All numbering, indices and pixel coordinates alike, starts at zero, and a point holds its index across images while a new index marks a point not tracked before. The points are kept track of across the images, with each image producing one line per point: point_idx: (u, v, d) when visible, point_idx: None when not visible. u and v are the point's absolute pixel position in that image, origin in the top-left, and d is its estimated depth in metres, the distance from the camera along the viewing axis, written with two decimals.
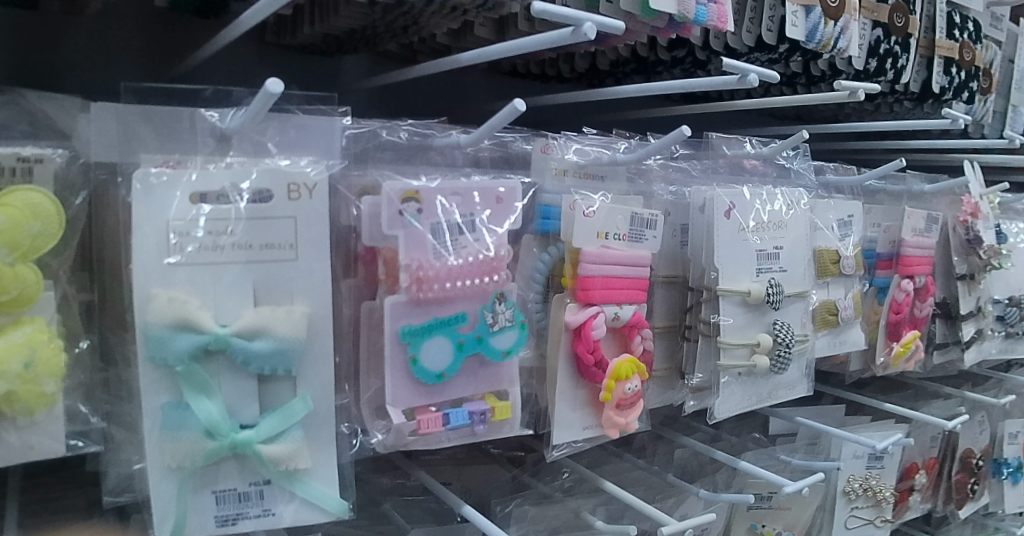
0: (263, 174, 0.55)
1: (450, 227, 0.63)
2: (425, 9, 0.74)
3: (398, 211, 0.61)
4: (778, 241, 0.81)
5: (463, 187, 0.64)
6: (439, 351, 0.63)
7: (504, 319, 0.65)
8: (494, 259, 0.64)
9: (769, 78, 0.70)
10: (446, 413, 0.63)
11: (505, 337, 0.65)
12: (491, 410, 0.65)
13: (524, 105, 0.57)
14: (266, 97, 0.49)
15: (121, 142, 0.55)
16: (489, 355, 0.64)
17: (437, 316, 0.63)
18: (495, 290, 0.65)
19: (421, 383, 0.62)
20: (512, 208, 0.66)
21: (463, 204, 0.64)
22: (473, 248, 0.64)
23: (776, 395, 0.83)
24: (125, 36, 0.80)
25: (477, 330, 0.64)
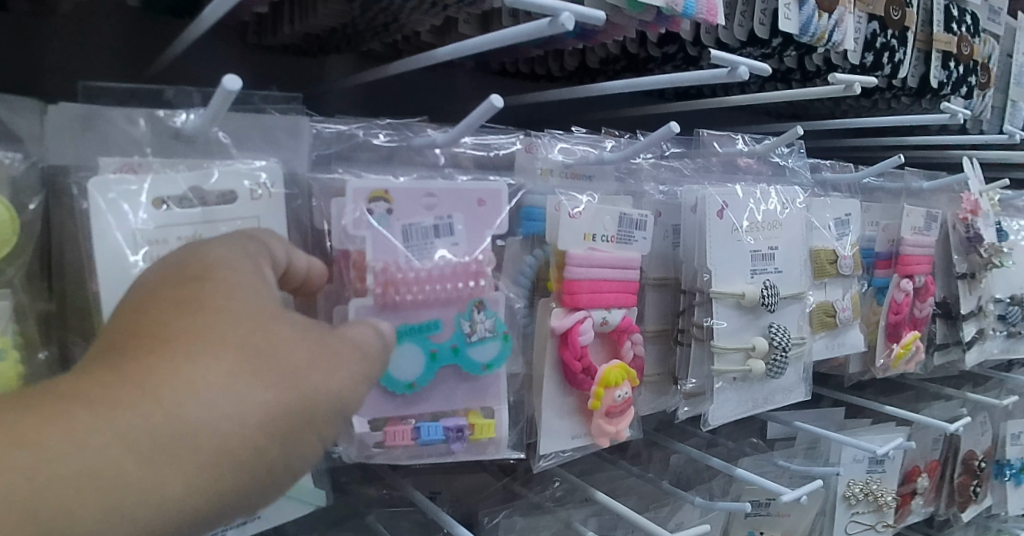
0: (224, 174, 0.54)
1: (422, 230, 0.61)
2: (404, 5, 0.72)
3: (365, 211, 0.59)
4: (773, 241, 0.79)
5: (443, 189, 0.62)
6: (410, 361, 0.60)
7: (484, 330, 0.62)
8: (473, 263, 0.62)
9: (760, 71, 0.68)
10: (419, 427, 0.61)
11: (486, 349, 0.62)
12: (470, 427, 0.63)
13: (502, 102, 0.55)
14: (224, 94, 0.47)
15: (75, 145, 0.52)
16: (466, 366, 0.62)
17: (410, 322, 0.60)
18: (474, 297, 0.62)
19: (392, 392, 0.60)
20: (493, 213, 0.64)
21: (440, 207, 0.62)
22: (447, 252, 0.61)
23: (772, 400, 0.80)
24: (99, 37, 0.77)
25: (453, 340, 0.61)
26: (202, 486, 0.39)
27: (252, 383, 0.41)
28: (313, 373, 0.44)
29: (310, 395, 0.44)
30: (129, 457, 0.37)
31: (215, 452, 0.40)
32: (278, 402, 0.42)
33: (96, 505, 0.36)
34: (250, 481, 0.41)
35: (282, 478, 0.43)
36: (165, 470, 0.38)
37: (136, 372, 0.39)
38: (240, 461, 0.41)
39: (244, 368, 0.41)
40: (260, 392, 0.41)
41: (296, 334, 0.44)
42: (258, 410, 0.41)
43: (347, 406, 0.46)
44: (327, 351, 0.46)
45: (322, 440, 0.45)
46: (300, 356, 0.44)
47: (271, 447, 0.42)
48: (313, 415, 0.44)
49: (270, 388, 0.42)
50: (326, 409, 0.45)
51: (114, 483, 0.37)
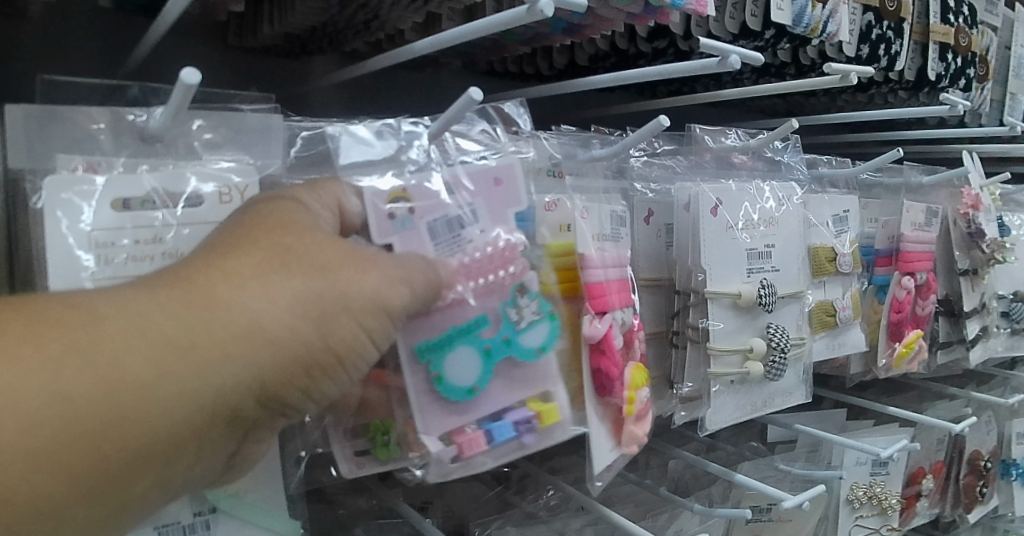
0: (189, 177, 0.52)
1: (449, 221, 0.56)
2: (384, 0, 0.69)
3: (387, 215, 0.55)
4: (769, 239, 0.76)
5: (457, 174, 0.58)
6: (463, 362, 0.56)
7: (535, 312, 0.58)
8: (507, 247, 0.57)
9: (752, 60, 0.66)
10: (489, 430, 0.57)
11: (535, 332, 0.58)
12: (538, 415, 0.58)
13: (481, 93, 0.53)
14: (183, 90, 0.46)
15: (29, 145, 0.50)
16: (525, 356, 0.57)
17: (454, 325, 0.56)
18: (517, 281, 0.58)
19: (452, 402, 0.56)
20: (515, 189, 0.59)
21: (456, 193, 0.57)
22: (479, 241, 0.57)
23: (772, 403, 0.77)
24: (71, 42, 0.75)
25: (503, 331, 0.57)
26: (239, 359, 0.43)
27: (290, 277, 0.45)
28: (343, 267, 0.47)
29: (351, 293, 0.46)
30: (172, 329, 0.41)
31: (259, 336, 0.43)
32: (311, 287, 0.45)
33: (141, 367, 0.40)
34: (295, 370, 0.45)
35: (325, 366, 0.46)
36: (207, 340, 0.42)
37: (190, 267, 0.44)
38: (279, 339, 0.44)
39: (278, 259, 0.45)
40: (297, 288, 0.44)
41: (335, 242, 0.47)
42: (295, 301, 0.44)
43: (396, 314, 0.49)
44: (372, 260, 0.48)
45: (371, 343, 0.48)
46: (340, 264, 0.47)
47: (309, 331, 0.45)
48: (355, 315, 0.46)
49: (309, 282, 0.45)
50: (367, 303, 0.47)
51: (157, 347, 0.41)
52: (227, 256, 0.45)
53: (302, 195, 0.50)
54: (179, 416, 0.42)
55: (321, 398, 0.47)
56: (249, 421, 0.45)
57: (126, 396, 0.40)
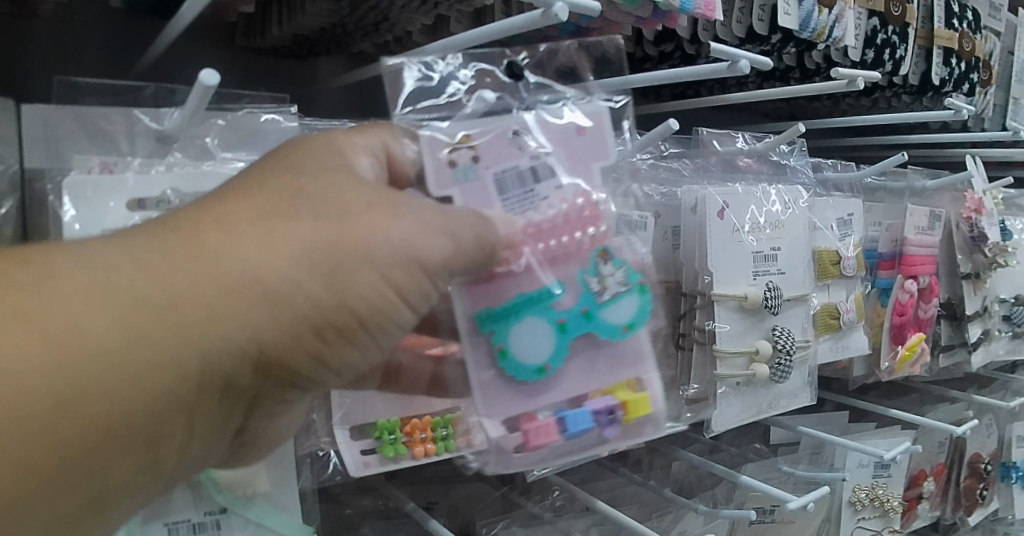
0: (204, 178, 0.52)
1: (521, 175, 0.54)
2: (395, 3, 0.69)
3: (448, 163, 0.53)
4: (775, 242, 0.77)
5: (529, 120, 0.55)
6: (534, 338, 0.53)
7: (620, 283, 0.55)
8: (587, 207, 0.55)
9: (761, 66, 0.67)
10: (563, 418, 0.54)
11: (619, 307, 0.55)
12: (619, 407, 0.55)
13: (494, 95, 0.56)
14: (201, 91, 0.47)
15: (49, 146, 0.51)
16: (605, 332, 0.54)
17: (527, 293, 0.53)
18: (599, 246, 0.55)
19: (519, 382, 0.53)
20: (596, 136, 0.57)
21: (529, 146, 0.55)
22: (556, 197, 0.54)
23: (777, 405, 0.78)
24: (83, 42, 0.75)
25: (582, 303, 0.54)
26: (230, 316, 0.42)
27: (298, 227, 0.43)
28: (360, 215, 0.45)
29: (371, 243, 0.45)
30: (155, 289, 0.40)
31: (264, 292, 0.42)
32: (320, 236, 0.43)
33: (120, 329, 0.39)
34: (306, 327, 0.44)
35: (334, 319, 0.45)
36: (194, 299, 0.41)
37: (190, 222, 0.43)
38: (280, 293, 0.43)
39: (282, 210, 0.44)
40: (306, 239, 0.43)
41: (354, 186, 0.46)
42: (304, 253, 0.43)
43: (428, 267, 0.47)
44: (398, 206, 0.46)
45: (398, 298, 0.47)
46: (359, 212, 0.45)
47: (317, 284, 0.43)
48: (375, 266, 0.45)
49: (319, 232, 0.44)
50: (388, 252, 0.45)
51: (139, 308, 0.40)
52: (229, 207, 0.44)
53: (326, 142, 0.48)
54: (167, 377, 0.41)
55: (343, 356, 0.47)
56: (266, 378, 0.45)
57: (104, 359, 0.39)
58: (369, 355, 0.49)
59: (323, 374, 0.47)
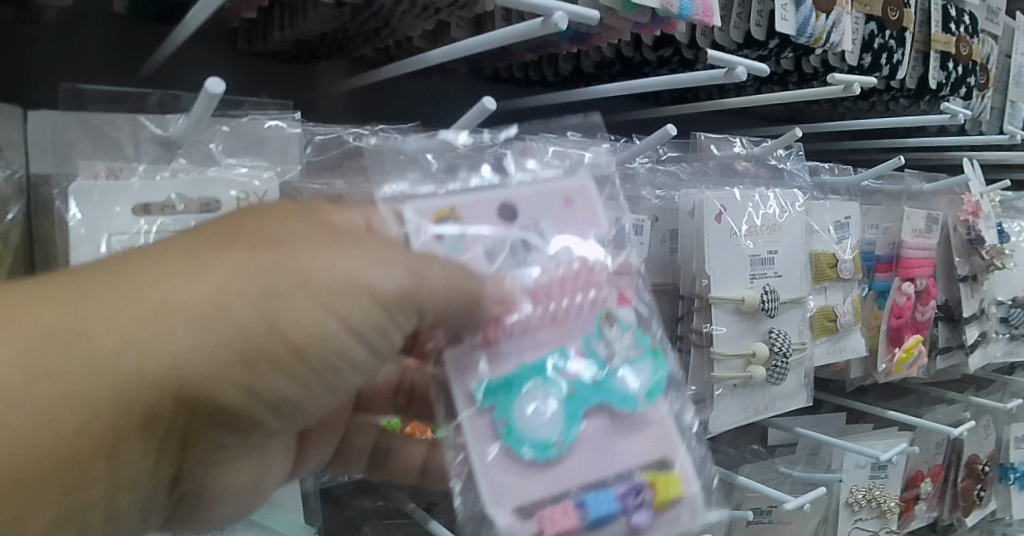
0: (209, 183, 0.53)
1: (512, 244, 0.56)
2: (396, 8, 0.70)
3: (437, 236, 0.54)
4: (772, 245, 0.77)
5: (518, 195, 0.57)
6: (542, 409, 0.53)
7: (625, 345, 0.57)
8: (586, 271, 0.57)
9: (757, 71, 0.68)
10: (585, 501, 0.53)
11: (625, 375, 0.56)
12: (647, 488, 0.55)
13: (493, 104, 0.56)
14: (207, 98, 0.47)
15: (56, 152, 0.51)
16: (616, 398, 0.55)
17: (533, 365, 0.54)
18: (601, 309, 0.57)
19: (528, 458, 0.53)
20: (585, 206, 0.60)
21: (516, 217, 0.57)
22: (553, 262, 0.56)
23: (774, 407, 0.79)
24: (87, 47, 0.76)
25: (589, 372, 0.55)
26: (149, 344, 0.41)
27: (235, 254, 0.43)
28: (300, 246, 0.45)
29: (312, 269, 0.44)
30: (70, 316, 0.40)
31: (196, 319, 0.42)
32: (253, 264, 0.43)
33: (29, 355, 0.39)
34: (243, 357, 0.44)
35: (269, 350, 0.44)
36: (110, 327, 0.40)
37: (130, 256, 0.43)
38: (207, 322, 0.42)
39: (217, 242, 0.44)
40: (245, 267, 0.43)
41: (298, 222, 0.46)
42: (240, 280, 0.43)
43: (381, 301, 0.46)
44: (342, 239, 0.46)
45: (347, 331, 0.46)
46: (303, 242, 0.45)
47: (249, 314, 0.43)
48: (317, 295, 0.45)
49: (257, 258, 0.44)
50: (331, 283, 0.45)
51: (52, 335, 0.39)
52: (164, 243, 0.44)
53: (288, 202, 0.49)
54: (81, 406, 0.40)
55: (284, 389, 0.46)
56: (200, 411, 0.45)
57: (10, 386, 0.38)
58: (321, 395, 0.48)
59: (262, 408, 0.46)
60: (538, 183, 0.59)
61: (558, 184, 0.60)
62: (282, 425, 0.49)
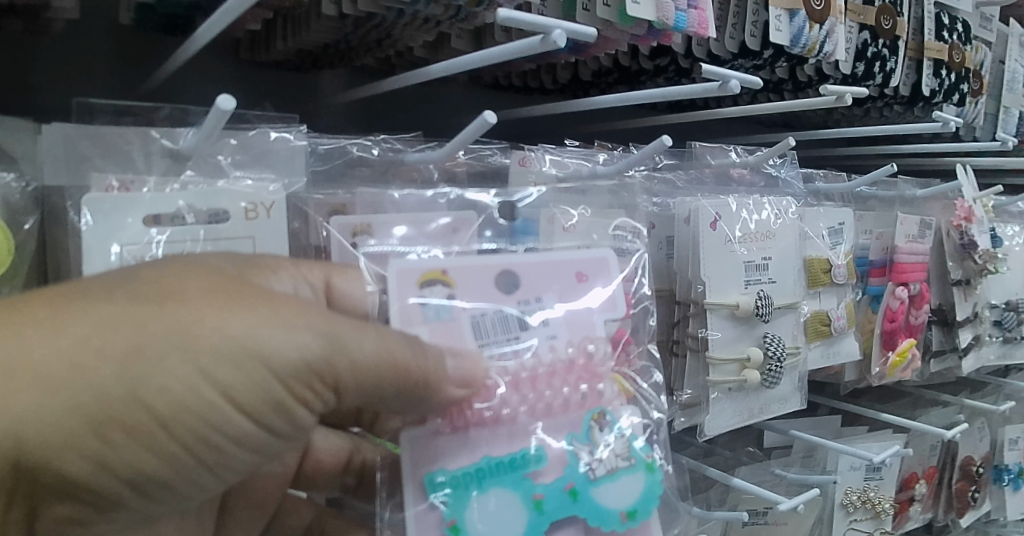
0: (217, 194, 0.54)
1: (500, 318, 0.56)
2: (397, 21, 0.71)
3: (420, 303, 0.55)
4: (766, 252, 0.79)
5: (519, 265, 0.58)
6: (499, 509, 0.54)
7: (614, 455, 0.57)
8: (583, 361, 0.58)
9: (751, 84, 0.70)
10: None
11: (605, 489, 0.56)
12: None
13: (495, 117, 0.58)
14: (219, 115, 0.49)
15: (69, 164, 0.53)
16: (590, 512, 0.55)
17: (503, 463, 0.55)
18: (592, 407, 0.58)
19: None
20: (599, 282, 0.61)
21: (516, 288, 0.58)
22: (548, 348, 0.57)
23: (768, 410, 0.80)
24: (92, 57, 0.77)
25: (565, 479, 0.56)
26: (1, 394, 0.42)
27: (115, 312, 0.45)
28: (187, 310, 0.46)
29: (193, 333, 0.45)
30: None
31: (52, 380, 0.43)
32: (129, 324, 0.44)
33: None
34: (98, 426, 0.44)
35: (127, 416, 0.45)
36: None
37: (23, 301, 0.45)
38: (65, 379, 0.43)
39: (106, 299, 0.45)
40: (123, 327, 0.44)
41: (201, 282, 0.47)
42: (109, 340, 0.44)
43: (271, 370, 0.47)
44: (237, 304, 0.47)
45: (226, 402, 0.47)
46: (191, 305, 0.46)
47: (110, 376, 0.44)
48: (193, 362, 0.45)
49: (136, 316, 0.45)
50: (207, 349, 0.46)
51: None
52: (56, 292, 0.45)
53: (212, 258, 0.50)
54: None
55: (143, 464, 0.47)
56: (47, 484, 0.45)
57: None
58: (194, 470, 0.49)
59: (118, 484, 0.47)
60: (548, 252, 0.60)
61: (574, 256, 0.61)
62: (150, 502, 0.49)
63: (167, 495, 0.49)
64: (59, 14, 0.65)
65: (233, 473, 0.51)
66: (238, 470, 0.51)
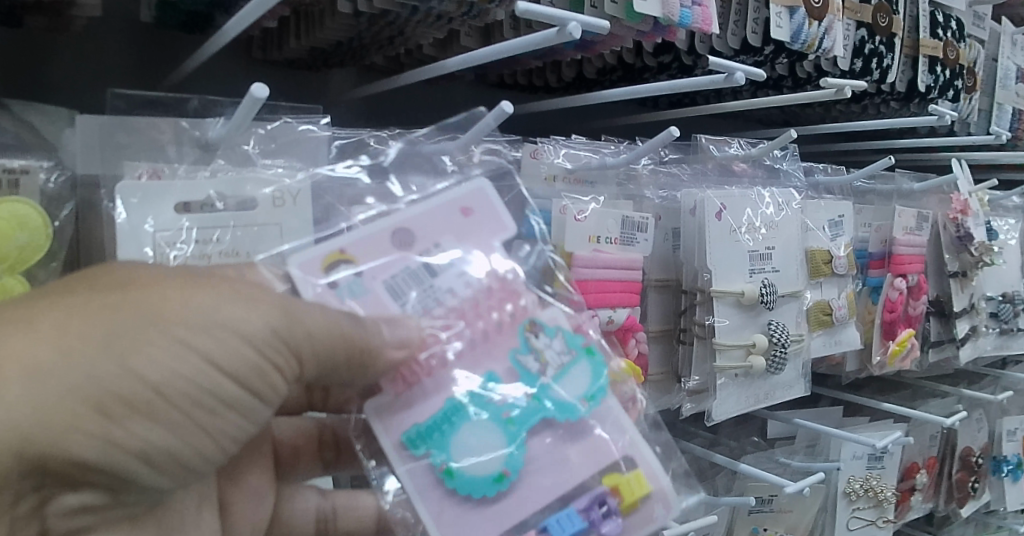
0: (247, 183, 0.57)
1: (409, 275, 0.56)
2: (411, 19, 0.73)
3: (330, 285, 0.54)
4: (770, 242, 0.81)
5: (410, 217, 0.57)
6: (476, 441, 0.54)
7: (555, 352, 0.58)
8: (490, 298, 0.57)
9: (756, 77, 0.73)
10: (546, 528, 0.54)
11: (567, 383, 0.57)
12: (618, 495, 0.56)
13: (512, 108, 0.62)
14: (251, 103, 0.54)
15: (103, 153, 0.56)
16: (555, 409, 0.56)
17: (460, 395, 0.55)
18: (523, 319, 0.58)
19: (475, 496, 0.54)
20: (484, 206, 0.59)
21: (414, 241, 0.57)
22: (456, 292, 0.56)
23: (774, 396, 0.82)
24: (111, 56, 0.78)
25: (524, 388, 0.56)
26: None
27: (86, 298, 0.44)
28: (156, 287, 0.45)
29: (165, 304, 0.45)
30: None
31: (41, 363, 0.41)
32: (103, 306, 0.44)
33: None
34: (93, 403, 0.42)
35: (122, 390, 0.43)
36: None
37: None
38: (52, 363, 0.42)
39: (74, 291, 0.44)
40: (93, 310, 0.43)
41: (158, 269, 0.47)
42: (86, 321, 0.43)
43: (245, 337, 0.47)
44: (198, 281, 0.47)
45: (212, 370, 0.46)
46: (153, 285, 0.45)
47: (96, 354, 0.43)
48: (170, 337, 0.44)
49: (104, 298, 0.44)
50: (181, 319, 0.45)
51: None
52: (22, 300, 0.44)
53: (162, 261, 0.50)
54: None
55: (151, 436, 0.44)
56: (54, 472, 0.43)
57: None
58: (200, 440, 0.47)
59: (132, 460, 0.44)
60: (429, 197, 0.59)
61: (452, 194, 0.59)
62: (165, 478, 0.47)
63: (182, 469, 0.47)
64: (83, 10, 0.67)
65: (236, 444, 0.50)
66: (241, 441, 0.50)
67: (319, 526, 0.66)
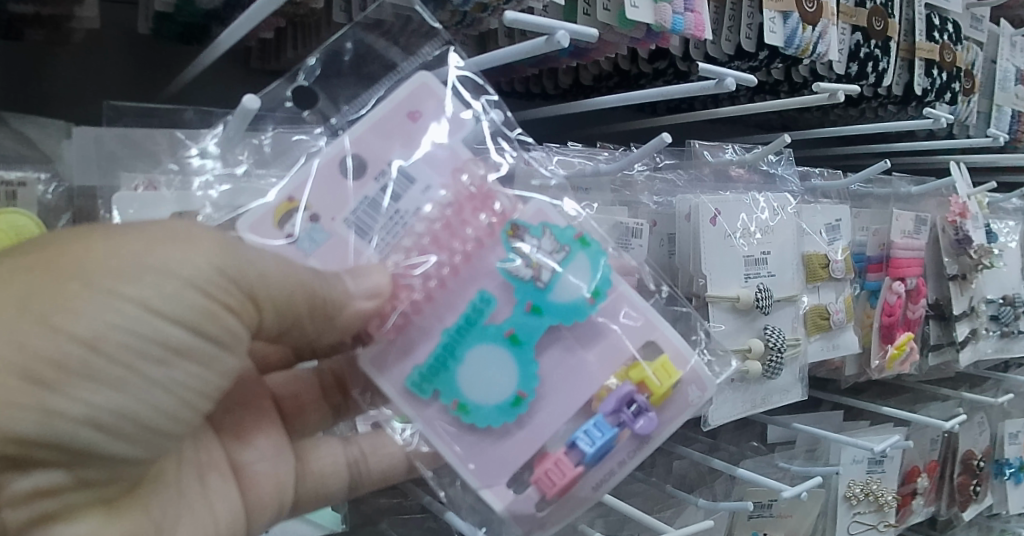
0: (242, 191, 0.59)
1: (370, 206, 0.57)
2: None
3: (290, 237, 0.56)
4: (765, 246, 0.81)
5: (355, 140, 0.58)
6: (483, 369, 0.56)
7: (544, 252, 0.58)
8: (452, 218, 0.57)
9: (746, 82, 0.73)
10: (574, 445, 0.56)
11: (565, 286, 0.58)
12: (646, 392, 0.57)
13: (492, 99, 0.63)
14: (243, 116, 0.56)
15: (101, 164, 0.59)
16: (558, 315, 0.57)
17: (459, 326, 0.56)
18: (504, 225, 0.58)
19: (495, 426, 0.56)
20: (429, 106, 0.59)
21: (370, 168, 0.57)
22: (417, 217, 0.57)
23: (770, 401, 0.82)
24: (110, 67, 0.79)
25: (522, 303, 0.57)
26: None
27: (9, 269, 0.43)
28: (76, 244, 0.44)
29: (88, 259, 0.44)
30: None
31: None
32: (24, 273, 0.43)
33: None
34: (23, 373, 0.41)
35: (50, 351, 0.42)
36: None
37: None
38: None
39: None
40: (13, 283, 0.43)
41: (80, 228, 0.46)
42: (9, 291, 0.43)
43: (185, 280, 0.46)
44: (120, 230, 0.46)
45: (153, 318, 0.45)
46: (72, 244, 0.44)
47: (21, 320, 0.42)
48: (98, 290, 0.43)
49: (26, 265, 0.43)
50: (104, 269, 0.44)
51: None
52: None
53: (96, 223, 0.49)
54: None
55: (92, 397, 0.43)
56: None
57: None
58: (154, 395, 0.46)
59: (78, 427, 0.43)
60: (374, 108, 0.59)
61: (396, 100, 0.59)
62: (129, 444, 0.46)
63: (143, 431, 0.46)
64: (81, 23, 0.68)
65: (202, 396, 0.49)
66: (208, 394, 0.49)
67: (350, 471, 0.64)
